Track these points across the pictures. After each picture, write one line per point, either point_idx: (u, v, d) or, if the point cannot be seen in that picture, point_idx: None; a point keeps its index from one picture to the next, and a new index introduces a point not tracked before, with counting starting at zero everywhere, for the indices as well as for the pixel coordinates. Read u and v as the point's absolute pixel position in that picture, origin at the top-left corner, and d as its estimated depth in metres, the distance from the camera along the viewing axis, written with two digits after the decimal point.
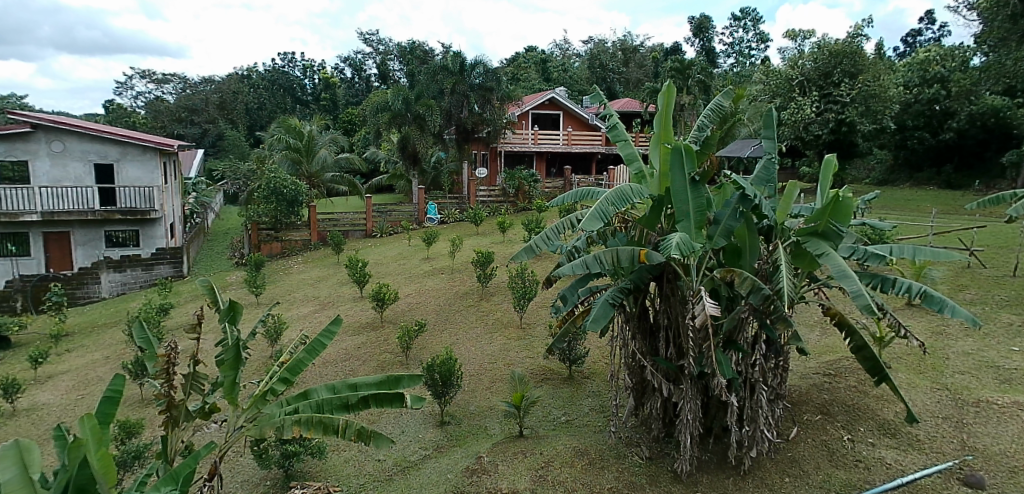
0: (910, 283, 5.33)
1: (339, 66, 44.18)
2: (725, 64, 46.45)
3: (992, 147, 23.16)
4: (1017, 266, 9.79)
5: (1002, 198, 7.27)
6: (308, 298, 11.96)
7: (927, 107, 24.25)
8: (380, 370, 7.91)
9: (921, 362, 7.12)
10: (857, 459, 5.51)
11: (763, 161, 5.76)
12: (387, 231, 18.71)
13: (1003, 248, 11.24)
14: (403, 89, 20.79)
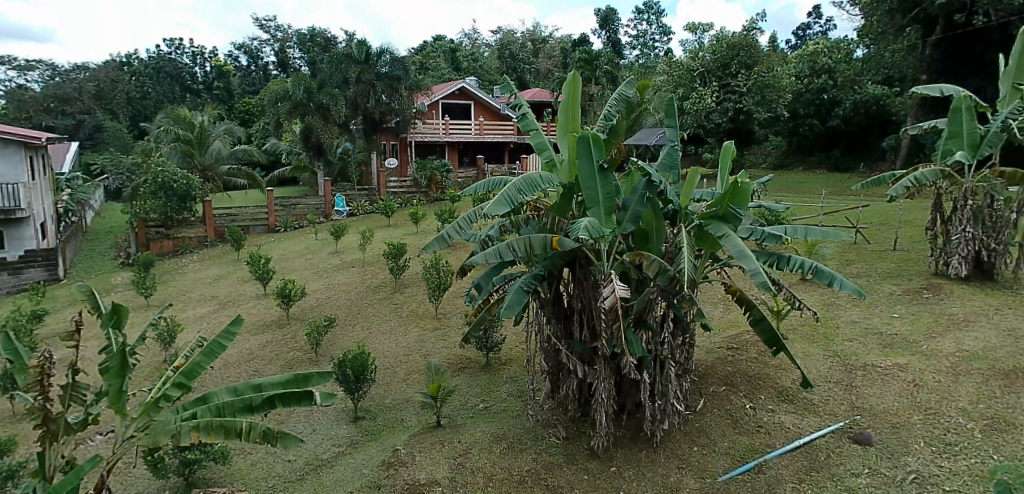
0: (802, 260, 5.71)
1: (234, 53, 42.15)
2: (631, 55, 47.55)
3: (874, 133, 25.19)
4: (896, 241, 10.69)
5: (883, 180, 7.86)
6: (206, 297, 11.43)
7: (815, 94, 25.64)
8: (287, 369, 7.70)
9: (815, 332, 7.66)
10: (758, 426, 5.88)
11: (667, 149, 5.94)
12: (292, 225, 18.32)
13: (884, 225, 12.28)
14: (304, 77, 20.13)
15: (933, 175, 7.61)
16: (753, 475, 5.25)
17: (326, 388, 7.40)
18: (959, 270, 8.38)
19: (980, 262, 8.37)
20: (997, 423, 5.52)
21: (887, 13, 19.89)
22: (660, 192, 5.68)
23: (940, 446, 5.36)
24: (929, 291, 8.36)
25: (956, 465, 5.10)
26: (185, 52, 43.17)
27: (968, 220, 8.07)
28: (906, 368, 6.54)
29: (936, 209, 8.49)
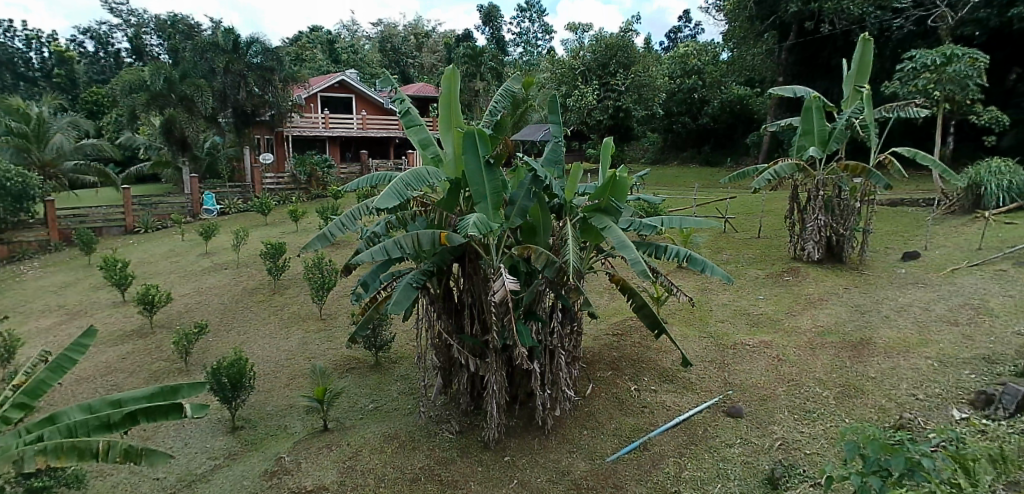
0: (678, 249, 6.10)
1: (78, 38, 38.04)
2: (515, 52, 47.93)
3: (739, 130, 27.30)
4: (760, 229, 11.73)
5: (747, 174, 8.56)
6: (50, 308, 10.33)
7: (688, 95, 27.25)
8: (152, 381, 7.18)
9: (691, 315, 8.23)
10: (643, 406, 6.23)
11: (551, 144, 6.12)
12: (152, 226, 17.21)
13: (748, 214, 13.46)
14: (163, 65, 18.70)
15: (790, 168, 8.56)
16: (638, 453, 5.55)
17: (199, 399, 6.97)
18: (814, 254, 9.31)
19: (831, 245, 9.35)
20: (847, 389, 6.18)
21: (748, 20, 21.87)
22: (545, 187, 5.84)
23: (800, 414, 5.93)
24: (789, 274, 9.23)
25: (814, 430, 5.66)
26: (17, 36, 38.26)
27: (819, 209, 9.02)
28: (771, 345, 7.17)
29: (793, 199, 9.42)
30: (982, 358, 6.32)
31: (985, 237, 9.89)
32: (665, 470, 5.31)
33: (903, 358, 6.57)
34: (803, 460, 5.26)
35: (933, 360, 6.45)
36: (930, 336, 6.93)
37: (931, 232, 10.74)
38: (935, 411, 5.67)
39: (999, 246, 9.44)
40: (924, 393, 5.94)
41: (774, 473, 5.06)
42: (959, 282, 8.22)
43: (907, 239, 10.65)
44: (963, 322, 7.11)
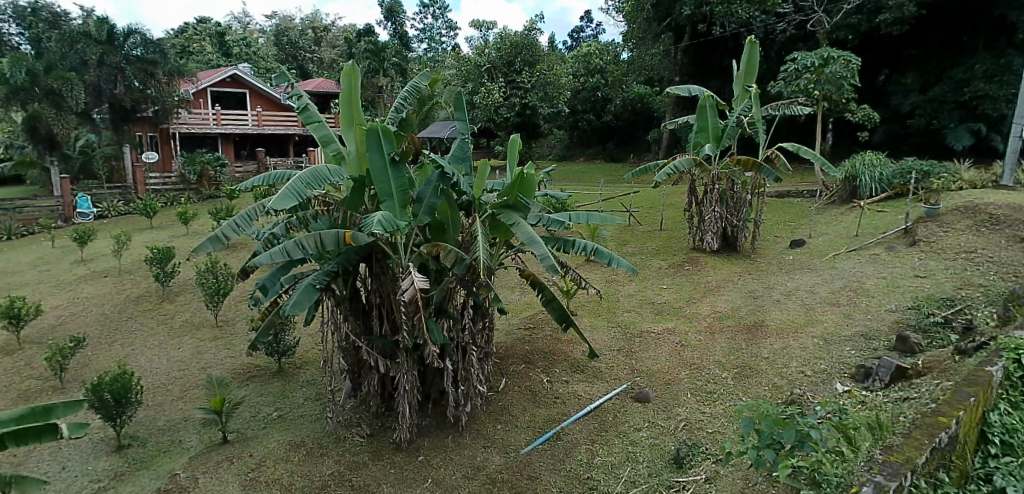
0: (585, 243, 6.29)
1: None
2: (419, 48, 45.72)
3: (640, 128, 29.32)
4: (661, 222, 12.32)
5: (649, 169, 8.92)
6: None
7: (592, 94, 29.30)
8: (18, 403, 6.55)
9: (599, 306, 8.52)
10: (555, 397, 6.39)
11: (458, 141, 6.13)
12: (16, 231, 15.79)
13: (651, 207, 14.14)
14: (23, 57, 16.85)
15: (688, 163, 9.07)
16: (551, 444, 5.68)
17: (78, 418, 6.45)
18: (712, 245, 9.89)
19: (727, 236, 9.95)
20: (744, 369, 6.60)
21: (646, 22, 23.01)
22: (453, 184, 5.84)
23: (702, 395, 6.27)
24: (689, 264, 9.73)
25: (714, 410, 6.00)
26: None
27: (716, 202, 9.60)
28: (674, 332, 7.55)
29: (692, 193, 9.97)
30: (861, 335, 6.91)
31: (860, 225, 10.87)
32: (577, 458, 5.47)
33: (792, 338, 7.10)
34: (705, 439, 5.56)
35: (819, 338, 6.99)
36: (816, 316, 7.52)
37: (814, 221, 11.69)
38: (822, 386, 6.13)
39: (871, 232, 10.42)
40: (811, 370, 6.42)
41: (679, 454, 5.32)
42: (840, 266, 8.99)
43: (793, 228, 11.54)
44: (843, 303, 7.77)
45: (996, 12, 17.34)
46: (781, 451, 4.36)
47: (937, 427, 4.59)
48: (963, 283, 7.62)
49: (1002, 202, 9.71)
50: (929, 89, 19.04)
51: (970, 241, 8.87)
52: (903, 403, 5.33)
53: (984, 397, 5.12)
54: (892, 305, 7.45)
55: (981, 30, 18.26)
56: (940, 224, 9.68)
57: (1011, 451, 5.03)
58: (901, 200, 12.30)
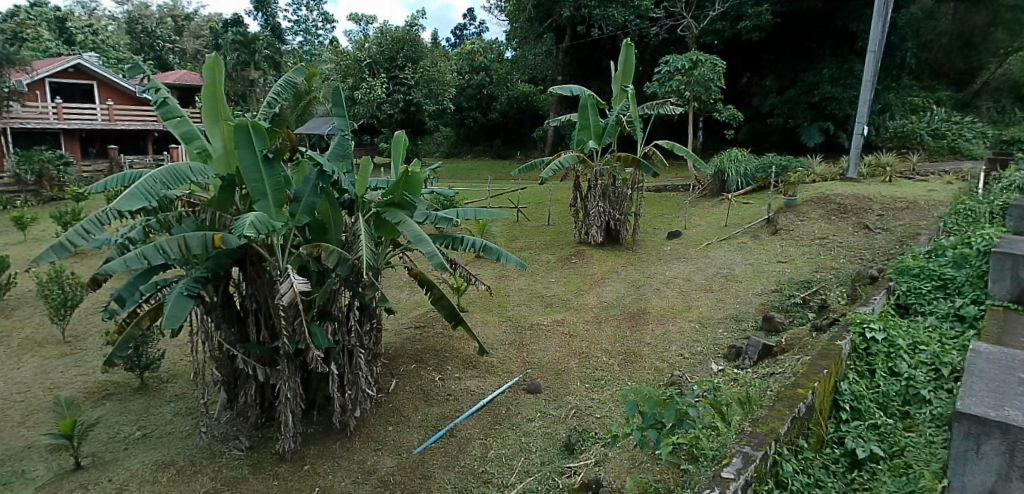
0: (473, 240, 6.34)
1: None
2: (294, 40, 43.18)
3: (525, 125, 30.79)
4: (548, 217, 12.75)
5: (535, 166, 9.20)
6: None
7: (477, 91, 29.77)
8: None
9: (490, 301, 8.61)
10: (447, 394, 6.39)
11: (338, 138, 6.03)
12: None
13: (539, 203, 14.60)
14: None
15: (571, 160, 9.58)
16: (443, 442, 5.67)
17: None
18: (598, 238, 10.29)
19: (610, 230, 10.43)
20: (629, 355, 6.93)
21: (527, 21, 23.63)
22: (334, 182, 5.71)
23: (590, 382, 6.51)
24: (576, 257, 10.08)
25: (602, 396, 6.25)
26: None
27: (599, 197, 10.05)
28: (563, 322, 7.80)
29: (577, 189, 10.38)
30: (731, 317, 7.49)
31: (728, 216, 11.78)
32: (471, 453, 5.49)
33: (671, 323, 7.56)
34: (594, 424, 5.79)
35: (695, 322, 7.50)
36: (692, 302, 8.05)
37: (689, 213, 12.54)
38: (698, 367, 6.55)
39: (739, 222, 11.30)
40: (689, 352, 6.85)
41: (570, 440, 5.49)
42: (713, 255, 9.68)
43: (671, 220, 12.29)
44: (716, 288, 8.38)
45: (838, 21, 19.61)
46: (662, 430, 4.70)
47: (796, 399, 5.01)
48: (817, 267, 8.46)
49: (846, 193, 10.96)
50: (785, 91, 21.21)
51: (822, 229, 9.88)
52: (769, 378, 5.82)
53: (835, 367, 5.65)
54: (757, 289, 8.12)
55: (827, 38, 20.63)
56: (797, 214, 10.70)
57: (858, 415, 5.49)
58: (764, 192, 13.52)
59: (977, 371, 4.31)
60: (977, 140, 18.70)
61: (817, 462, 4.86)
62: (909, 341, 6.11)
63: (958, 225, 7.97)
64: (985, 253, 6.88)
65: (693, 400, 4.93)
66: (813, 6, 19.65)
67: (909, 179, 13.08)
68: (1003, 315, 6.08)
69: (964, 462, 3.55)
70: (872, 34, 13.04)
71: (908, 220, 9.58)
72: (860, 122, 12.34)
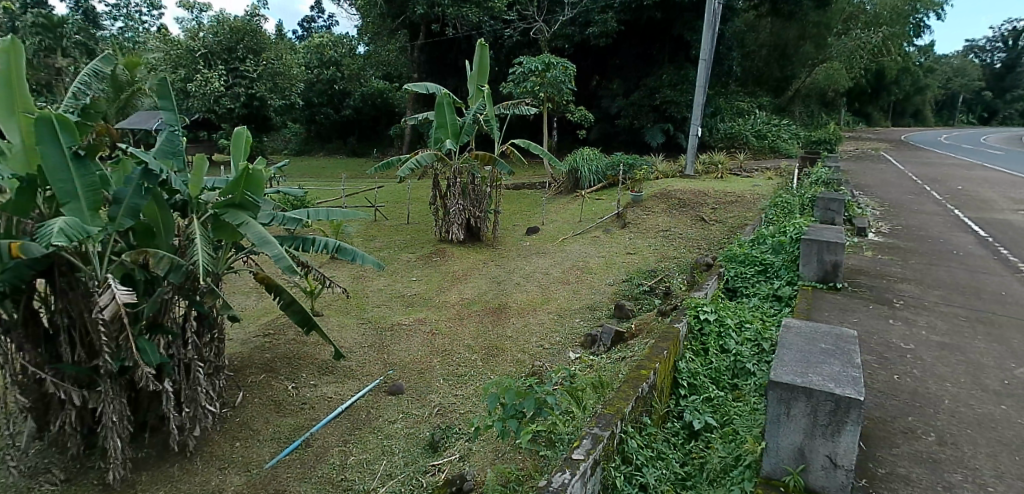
0: (326, 241, 6.16)
1: None
2: (113, 26, 38.09)
3: (381, 123, 31.24)
4: (408, 217, 12.76)
5: (393, 164, 9.30)
6: None
7: (328, 87, 29.42)
8: None
9: (347, 304, 8.36)
10: (301, 403, 6.15)
11: (166, 134, 5.64)
12: None
13: (395, 203, 14.72)
14: None
15: (429, 158, 9.89)
16: (298, 452, 5.43)
17: None
18: (459, 236, 10.39)
19: (471, 228, 10.63)
20: (491, 350, 7.05)
21: (380, 17, 23.97)
22: (162, 181, 5.26)
23: (453, 378, 6.54)
24: (438, 255, 10.11)
25: (466, 391, 6.30)
26: None
27: (458, 194, 10.23)
28: (425, 321, 7.79)
29: (435, 187, 10.47)
30: (587, 307, 7.89)
31: (583, 211, 12.48)
32: (329, 461, 5.30)
33: (531, 316, 7.82)
34: (458, 420, 5.81)
35: (554, 313, 7.82)
36: (550, 295, 8.40)
37: (546, 210, 13.10)
38: (557, 356, 6.82)
39: (594, 217, 11.96)
40: (548, 342, 7.13)
41: (434, 438, 5.46)
42: (570, 249, 10.15)
43: (531, 216, 12.75)
44: (572, 281, 8.80)
45: (676, 31, 21.70)
46: (523, 420, 4.72)
47: (639, 379, 5.36)
48: (661, 257, 9.19)
49: (684, 189, 12.07)
50: (630, 94, 23.22)
51: (666, 222, 10.74)
52: (621, 362, 6.22)
53: (674, 349, 6.14)
54: (610, 279, 8.65)
55: (666, 47, 22.76)
56: (643, 209, 11.57)
57: (695, 390, 6.03)
58: (613, 188, 14.52)
59: (788, 343, 4.83)
60: (790, 142, 22.06)
61: (660, 436, 5.26)
62: (736, 319, 6.83)
63: (777, 217, 8.95)
64: (797, 240, 7.84)
65: (550, 389, 5.00)
66: (653, 16, 21.47)
67: (737, 175, 14.72)
68: (811, 294, 7.00)
69: (778, 424, 4.04)
70: (704, 44, 14.34)
71: (736, 213, 10.78)
72: (695, 124, 13.45)
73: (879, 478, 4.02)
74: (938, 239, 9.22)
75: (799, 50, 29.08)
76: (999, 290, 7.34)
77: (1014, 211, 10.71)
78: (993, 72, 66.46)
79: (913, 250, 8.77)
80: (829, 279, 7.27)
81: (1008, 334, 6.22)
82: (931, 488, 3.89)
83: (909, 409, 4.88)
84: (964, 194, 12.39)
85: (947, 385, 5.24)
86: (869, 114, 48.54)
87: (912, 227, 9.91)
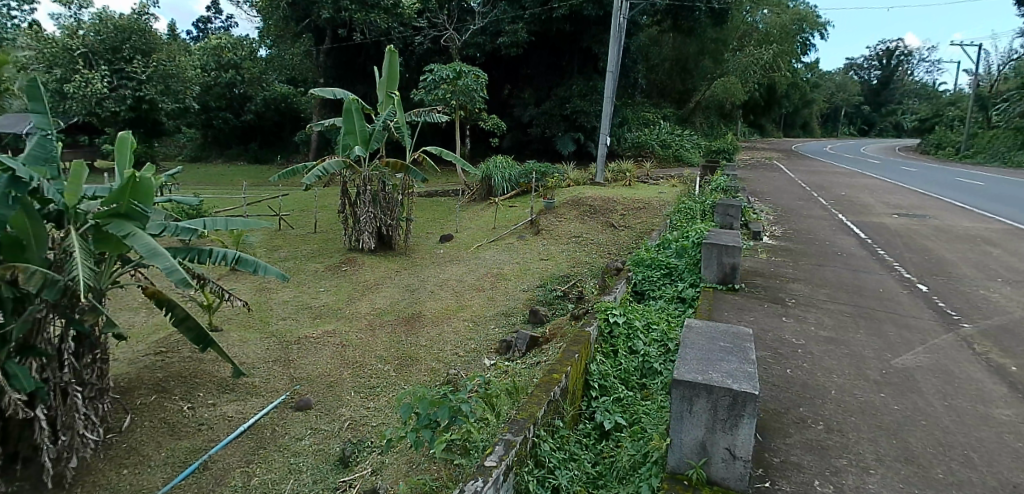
0: (224, 252, 5.90)
1: None
2: None
3: (287, 129, 31.73)
4: (314, 226, 12.53)
5: (298, 171, 9.19)
6: None
7: (226, 90, 29.55)
8: None
9: (250, 318, 8.00)
10: (198, 424, 5.80)
11: (39, 139, 5.25)
12: None
13: (302, 211, 14.52)
14: None
15: (337, 165, 9.83)
16: (195, 476, 5.10)
17: None
18: (370, 244, 10.39)
19: (382, 236, 10.63)
20: (404, 359, 6.94)
21: (285, 20, 23.80)
22: (33, 189, 4.86)
23: (366, 391, 6.37)
24: (347, 265, 10.00)
25: (378, 404, 6.14)
26: None
27: (368, 202, 10.28)
28: (334, 333, 7.58)
29: (345, 195, 10.45)
30: (501, 313, 7.96)
31: (496, 218, 12.65)
32: (230, 484, 5.01)
33: (446, 324, 7.78)
34: (370, 433, 5.65)
35: (469, 320, 7.83)
36: (466, 302, 8.41)
37: (460, 217, 13.15)
38: (472, 363, 6.80)
39: (507, 224, 12.14)
40: (464, 350, 7.10)
41: (344, 454, 5.27)
42: (483, 256, 10.24)
43: (443, 224, 12.80)
44: (486, 287, 8.86)
45: (584, 43, 22.63)
46: (436, 429, 4.58)
47: (551, 384, 5.40)
48: (574, 262, 9.43)
49: (594, 196, 12.49)
50: (541, 104, 23.93)
51: (579, 228, 11.04)
52: (536, 366, 6.29)
53: (585, 351, 6.26)
54: (524, 285, 8.77)
55: (575, 57, 23.71)
56: (555, 216, 11.85)
57: (605, 391, 6.19)
58: (526, 196, 14.86)
59: (690, 343, 5.02)
60: (693, 150, 23.45)
61: (572, 438, 5.32)
62: (643, 321, 7.10)
63: (681, 222, 9.40)
64: (698, 244, 8.27)
65: (465, 395, 4.81)
66: (563, 28, 22.22)
67: (644, 183, 15.41)
68: (712, 296, 7.39)
69: (681, 420, 4.12)
70: (611, 56, 14.91)
71: (644, 219, 11.26)
72: (604, 133, 13.90)
73: (773, 466, 4.27)
74: (825, 242, 9.99)
75: (698, 65, 31.12)
76: (878, 287, 8.04)
77: (888, 214, 11.82)
78: (868, 88, 73.60)
79: (804, 251, 9.46)
80: (728, 280, 7.70)
81: (886, 327, 6.82)
82: (819, 473, 4.17)
83: (800, 400, 5.23)
84: (846, 200, 13.56)
85: (833, 377, 5.65)
86: (762, 126, 52.54)
87: (802, 230, 10.71)
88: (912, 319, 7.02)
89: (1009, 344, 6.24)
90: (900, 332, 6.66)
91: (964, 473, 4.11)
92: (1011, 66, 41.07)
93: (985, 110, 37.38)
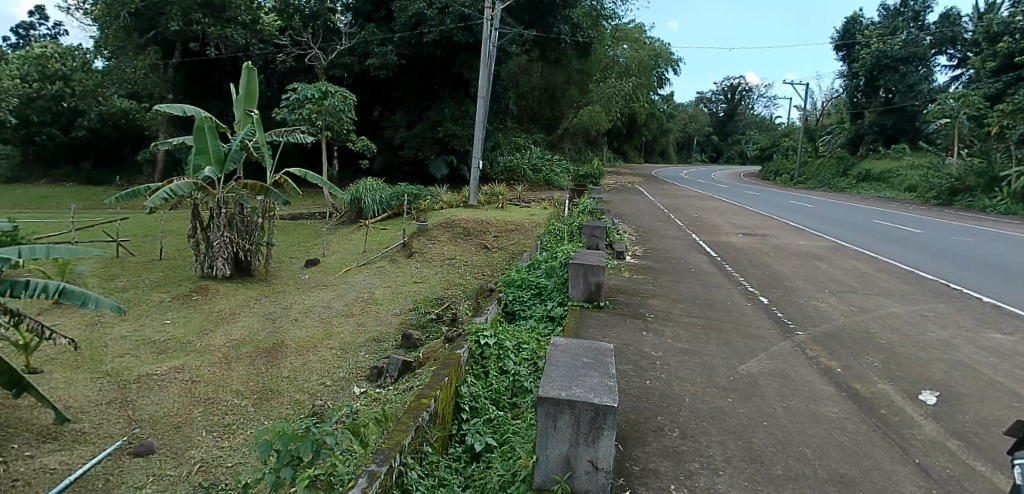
0: (45, 283, 5.26)
1: None
2: None
3: (126, 147, 29.56)
4: (160, 252, 11.63)
5: (139, 193, 8.65)
6: None
7: (53, 104, 26.92)
8: None
9: (78, 357, 7.19)
10: (13, 480, 5.01)
11: None
12: None
13: (144, 237, 13.47)
14: None
15: (186, 187, 9.30)
16: None
17: None
18: (223, 270, 9.92)
19: (239, 261, 10.12)
20: (264, 393, 6.55)
21: (123, 31, 21.82)
22: None
23: (219, 430, 5.90)
24: (199, 293, 9.37)
25: (234, 443, 5.69)
26: None
27: (224, 226, 9.83)
28: (182, 369, 7.00)
29: (196, 218, 9.90)
30: (372, 339, 7.80)
31: (367, 241, 12.46)
32: None
33: (311, 354, 7.47)
34: (223, 475, 5.16)
35: (336, 349, 7.57)
36: (333, 329, 8.14)
37: (327, 240, 12.80)
38: (339, 392, 6.55)
39: (378, 247, 12.00)
40: (330, 379, 6.83)
41: None
42: (352, 280, 10.02)
43: (309, 247, 12.39)
44: (355, 313, 8.66)
45: (455, 68, 23.28)
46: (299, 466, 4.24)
47: (419, 409, 5.22)
48: (448, 285, 9.49)
49: (467, 219, 12.74)
50: (412, 127, 23.89)
51: (452, 250, 11.15)
52: (407, 392, 6.17)
53: (455, 374, 6.23)
54: (396, 309, 8.70)
55: (446, 82, 24.47)
56: (429, 238, 11.87)
57: (476, 412, 6.16)
58: (398, 218, 14.86)
59: (555, 360, 5.11)
60: (562, 176, 24.99)
61: (442, 463, 5.19)
62: (514, 341, 7.27)
63: (551, 242, 9.83)
64: (566, 263, 8.68)
65: (330, 427, 4.54)
66: (433, 53, 22.57)
67: (515, 205, 15.98)
68: (579, 313, 7.75)
69: (547, 437, 4.14)
70: (482, 82, 15.33)
71: (516, 240, 11.65)
72: (476, 157, 14.18)
73: (633, 475, 4.46)
74: (680, 259, 10.88)
75: (566, 93, 33.02)
76: (725, 300, 8.86)
77: (735, 234, 13.10)
78: (716, 119, 81.31)
79: (662, 269, 10.21)
80: (594, 298, 8.07)
81: (733, 338, 7.48)
82: (673, 478, 4.42)
83: (658, 409, 5.58)
84: (699, 221, 14.85)
85: (687, 385, 6.11)
86: (626, 152, 56.39)
87: (660, 249, 11.56)
88: (755, 329, 7.78)
89: (835, 348, 7.11)
90: (746, 341, 7.36)
91: (799, 468, 4.54)
92: (832, 103, 47.57)
93: (813, 141, 42.91)
